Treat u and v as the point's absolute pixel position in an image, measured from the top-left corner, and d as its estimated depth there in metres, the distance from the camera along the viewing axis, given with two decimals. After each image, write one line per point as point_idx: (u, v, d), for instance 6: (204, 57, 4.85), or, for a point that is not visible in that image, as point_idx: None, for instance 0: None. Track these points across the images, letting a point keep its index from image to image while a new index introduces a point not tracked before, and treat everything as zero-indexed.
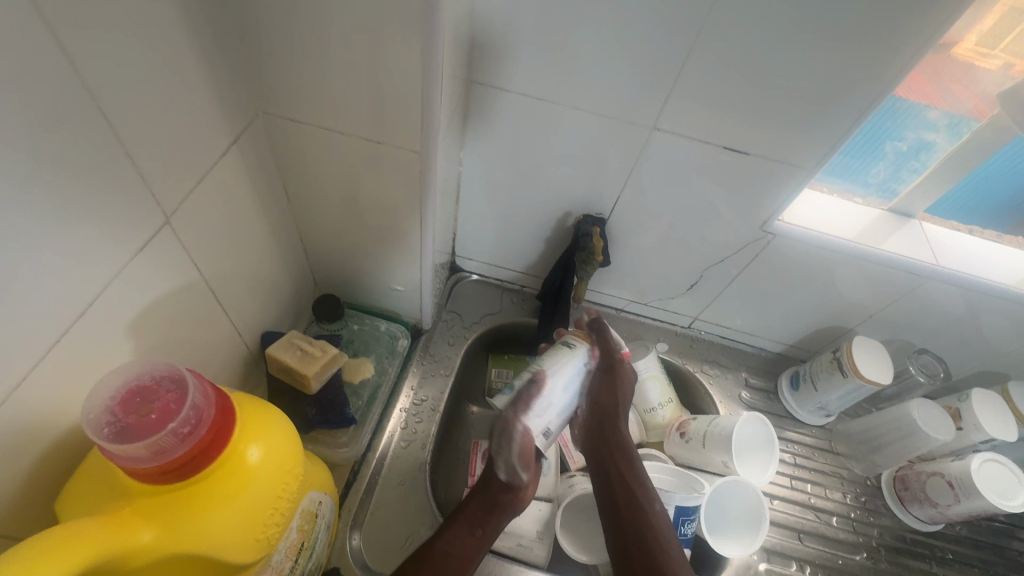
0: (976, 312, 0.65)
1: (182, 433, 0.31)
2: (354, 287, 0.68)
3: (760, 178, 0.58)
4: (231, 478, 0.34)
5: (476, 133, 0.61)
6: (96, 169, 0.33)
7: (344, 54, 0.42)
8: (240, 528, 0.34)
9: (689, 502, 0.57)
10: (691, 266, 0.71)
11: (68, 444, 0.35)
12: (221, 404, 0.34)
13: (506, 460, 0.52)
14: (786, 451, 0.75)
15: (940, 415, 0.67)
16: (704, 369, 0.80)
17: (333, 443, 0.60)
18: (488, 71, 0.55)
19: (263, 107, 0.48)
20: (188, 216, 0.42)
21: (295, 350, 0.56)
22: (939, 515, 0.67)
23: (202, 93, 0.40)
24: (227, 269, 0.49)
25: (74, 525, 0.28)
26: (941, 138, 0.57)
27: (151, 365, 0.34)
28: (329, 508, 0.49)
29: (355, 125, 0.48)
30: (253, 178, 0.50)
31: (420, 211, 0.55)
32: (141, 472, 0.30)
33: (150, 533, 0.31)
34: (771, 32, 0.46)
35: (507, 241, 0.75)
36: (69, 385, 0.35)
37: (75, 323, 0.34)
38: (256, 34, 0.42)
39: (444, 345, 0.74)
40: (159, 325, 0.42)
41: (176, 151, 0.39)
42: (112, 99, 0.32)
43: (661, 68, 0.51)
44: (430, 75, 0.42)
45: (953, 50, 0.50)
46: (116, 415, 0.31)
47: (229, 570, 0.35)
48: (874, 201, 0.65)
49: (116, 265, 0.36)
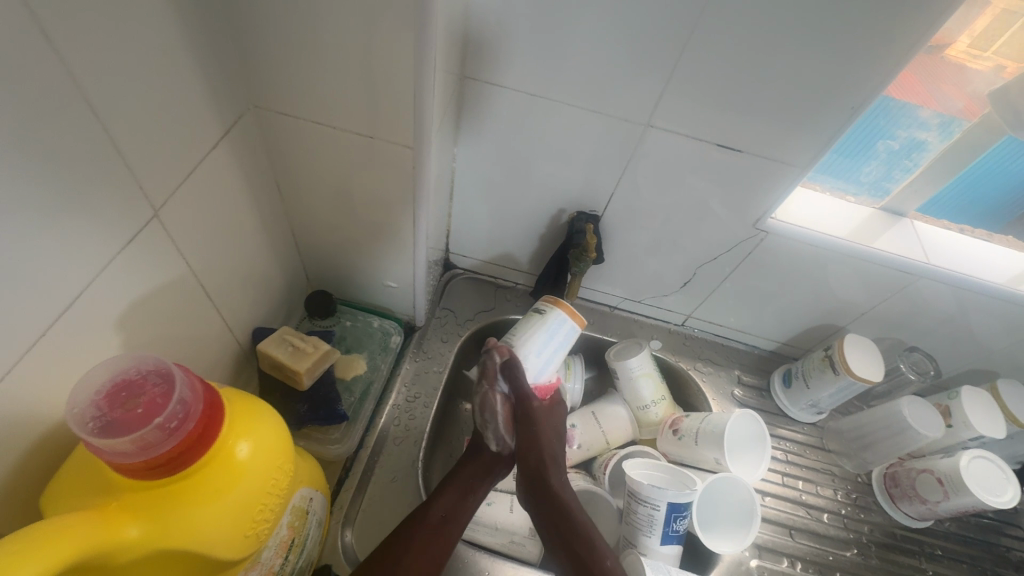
0: (966, 311, 0.66)
1: (169, 427, 0.31)
2: (347, 283, 0.68)
3: (753, 176, 0.58)
4: (219, 473, 0.33)
5: (470, 129, 0.61)
6: (83, 161, 0.32)
7: (336, 48, 0.42)
8: (229, 523, 0.34)
9: (682, 498, 0.57)
10: (684, 263, 0.71)
11: (54, 439, 0.35)
12: (209, 398, 0.33)
13: (494, 431, 0.57)
14: (778, 449, 0.75)
15: (931, 413, 0.67)
16: (697, 366, 0.80)
17: (326, 439, 0.60)
18: (482, 66, 0.55)
19: (255, 101, 0.47)
20: (177, 210, 0.41)
21: (286, 346, 0.56)
22: (928, 512, 0.68)
23: (192, 85, 0.40)
24: (217, 264, 0.49)
25: (58, 520, 0.28)
26: (933, 138, 0.57)
27: (138, 360, 0.33)
28: (320, 505, 0.49)
29: (347, 119, 0.47)
30: (245, 172, 0.50)
31: (413, 207, 0.54)
32: (127, 467, 0.30)
33: (136, 528, 0.31)
34: (765, 29, 0.46)
35: (501, 238, 0.75)
36: (55, 379, 0.34)
37: (61, 317, 0.33)
38: (247, 26, 0.41)
39: (437, 342, 0.74)
40: (148, 320, 0.41)
41: (165, 143, 0.38)
42: (99, 89, 0.32)
43: (656, 65, 0.51)
44: (423, 70, 0.42)
45: (946, 51, 0.51)
46: (102, 410, 0.31)
47: (217, 566, 0.35)
48: (866, 199, 0.65)
49: (104, 259, 0.36)
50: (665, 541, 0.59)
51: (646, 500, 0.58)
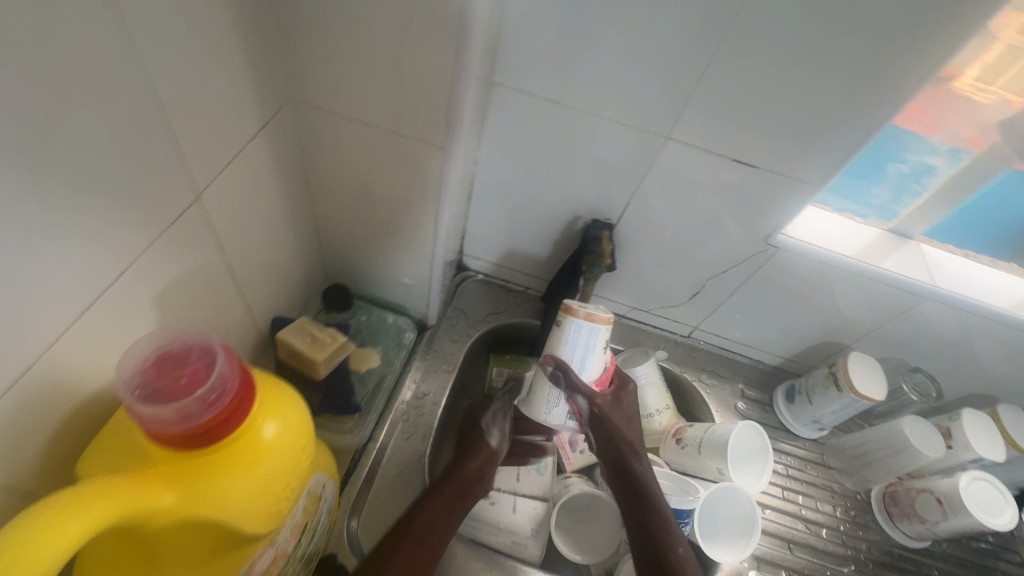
0: (969, 334, 0.67)
1: (209, 399, 0.32)
2: (364, 279, 0.70)
3: (764, 192, 0.60)
4: (248, 451, 0.34)
5: (493, 133, 0.63)
6: (136, 138, 0.34)
7: (375, 45, 0.43)
8: (255, 499, 0.35)
9: (683, 505, 0.59)
10: (695, 276, 0.73)
11: (90, 407, 0.36)
12: (245, 376, 0.35)
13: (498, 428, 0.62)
14: (780, 463, 0.76)
15: (931, 433, 0.68)
16: (702, 378, 0.81)
17: (338, 429, 0.61)
18: (509, 74, 0.57)
19: (292, 95, 0.49)
20: (215, 194, 0.43)
21: (305, 336, 0.57)
22: (926, 532, 0.68)
23: (239, 78, 0.42)
24: (246, 250, 0.50)
25: (100, 482, 0.29)
26: (942, 163, 0.59)
27: (182, 333, 0.35)
28: (331, 492, 0.49)
29: (380, 117, 0.49)
30: (277, 162, 0.51)
31: (435, 208, 0.56)
32: (166, 436, 0.31)
33: (171, 496, 0.32)
34: (786, 49, 0.48)
35: (516, 242, 0.76)
36: (96, 352, 0.36)
37: (108, 288, 0.35)
38: (292, 19, 0.43)
39: (447, 341, 0.76)
40: (179, 301, 0.42)
41: (211, 129, 0.40)
42: (158, 76, 0.34)
43: (679, 81, 0.53)
44: (459, 72, 0.43)
45: (952, 84, 0.53)
46: (148, 378, 0.33)
47: (241, 540, 0.36)
48: (874, 221, 0.67)
49: (146, 238, 0.37)
50: None
51: None
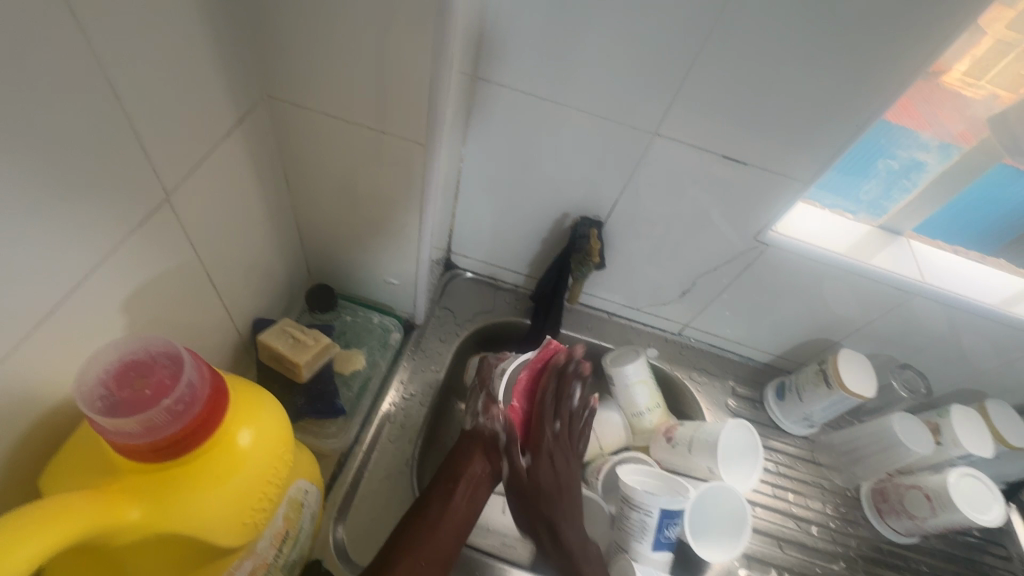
0: (957, 330, 0.67)
1: (175, 410, 0.31)
2: (349, 278, 0.68)
3: (752, 189, 0.59)
4: (221, 461, 0.33)
5: (479, 130, 0.61)
6: (97, 138, 0.32)
7: (353, 39, 0.42)
8: (229, 510, 0.34)
9: (673, 505, 0.57)
10: (684, 273, 0.72)
11: (55, 417, 0.34)
12: (216, 384, 0.34)
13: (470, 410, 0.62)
14: (770, 460, 0.76)
15: (919, 428, 0.69)
16: (693, 375, 0.81)
17: (321, 433, 0.60)
18: (494, 69, 0.55)
19: (269, 91, 0.48)
20: (187, 195, 0.41)
21: (286, 338, 0.56)
22: (915, 528, 0.68)
23: (210, 74, 0.40)
24: (222, 251, 0.48)
25: (62, 498, 0.28)
26: (932, 159, 0.58)
27: (147, 342, 0.34)
28: (315, 499, 0.48)
29: (361, 113, 0.47)
30: (254, 160, 0.50)
31: (419, 206, 0.55)
32: (132, 449, 0.30)
33: (138, 510, 0.31)
34: (774, 44, 0.47)
35: (504, 241, 0.75)
36: (60, 360, 0.34)
37: (71, 293, 0.33)
38: (265, 12, 0.42)
39: (435, 341, 0.74)
40: (150, 306, 0.41)
41: (180, 127, 0.38)
42: (120, 72, 0.32)
43: (666, 77, 0.52)
44: (440, 67, 0.42)
45: (942, 78, 0.52)
46: (111, 390, 0.31)
47: (216, 552, 0.35)
48: (864, 217, 0.66)
49: (112, 241, 0.35)
50: (657, 547, 0.59)
51: (639, 506, 0.58)
